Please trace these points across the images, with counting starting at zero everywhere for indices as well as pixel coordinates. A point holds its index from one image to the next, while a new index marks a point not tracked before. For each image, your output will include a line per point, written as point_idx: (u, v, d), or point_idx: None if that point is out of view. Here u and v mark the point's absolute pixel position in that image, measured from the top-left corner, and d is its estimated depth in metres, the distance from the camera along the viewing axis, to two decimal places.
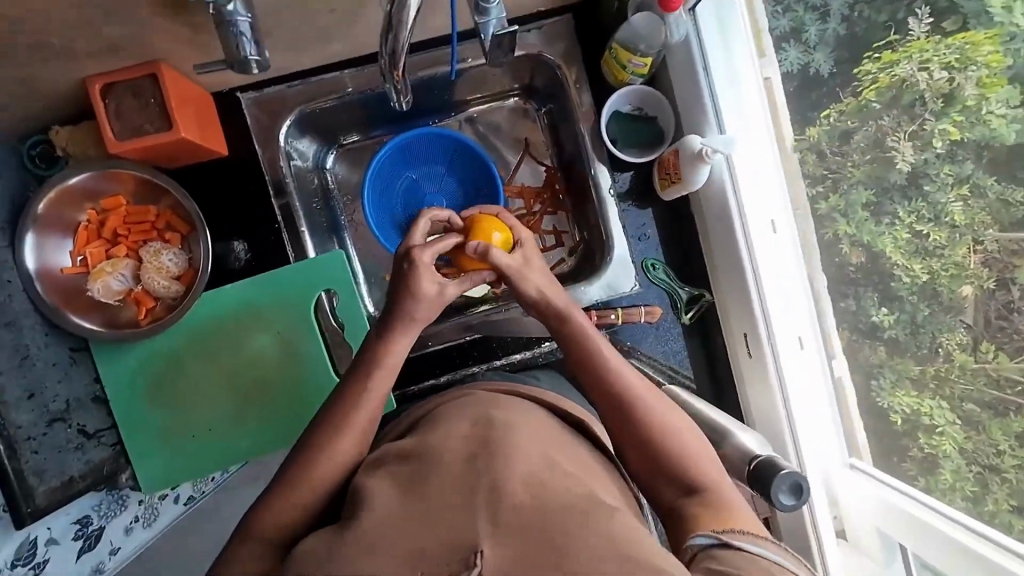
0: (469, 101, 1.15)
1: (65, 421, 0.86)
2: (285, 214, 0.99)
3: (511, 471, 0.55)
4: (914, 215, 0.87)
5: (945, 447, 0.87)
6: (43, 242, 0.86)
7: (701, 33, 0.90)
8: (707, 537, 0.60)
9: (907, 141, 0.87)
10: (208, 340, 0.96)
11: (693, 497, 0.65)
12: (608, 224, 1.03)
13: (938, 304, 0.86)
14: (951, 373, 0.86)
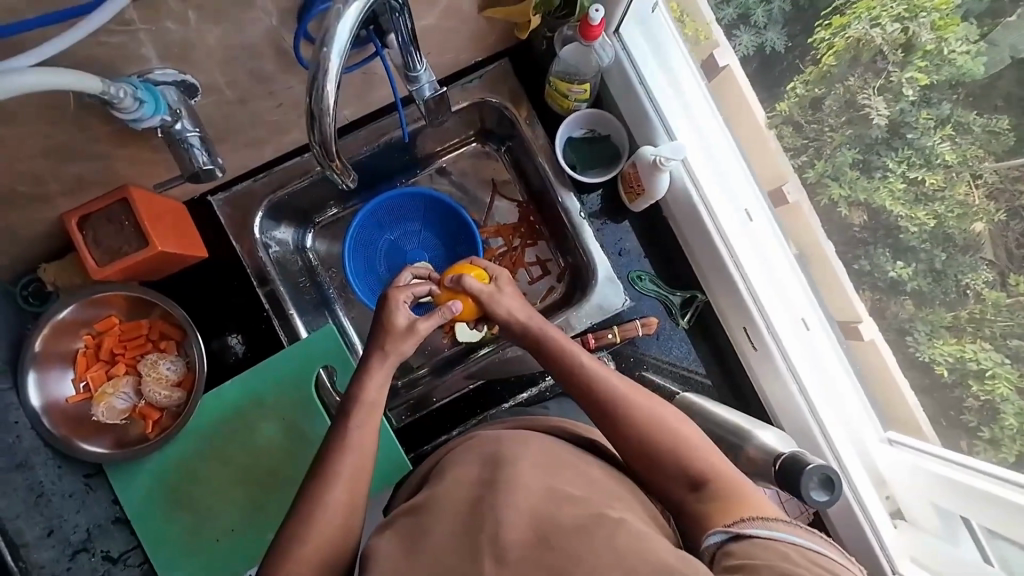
0: (439, 152, 1.18)
1: (88, 550, 0.87)
2: (272, 302, 1.01)
3: (508, 507, 0.53)
4: (906, 163, 0.79)
5: (1001, 390, 0.77)
6: (45, 377, 0.89)
7: (632, 53, 0.95)
8: (720, 534, 0.57)
9: (878, 96, 0.79)
10: (217, 442, 0.96)
11: (701, 491, 0.63)
12: (585, 245, 1.04)
13: (953, 246, 0.77)
14: (986, 313, 0.76)
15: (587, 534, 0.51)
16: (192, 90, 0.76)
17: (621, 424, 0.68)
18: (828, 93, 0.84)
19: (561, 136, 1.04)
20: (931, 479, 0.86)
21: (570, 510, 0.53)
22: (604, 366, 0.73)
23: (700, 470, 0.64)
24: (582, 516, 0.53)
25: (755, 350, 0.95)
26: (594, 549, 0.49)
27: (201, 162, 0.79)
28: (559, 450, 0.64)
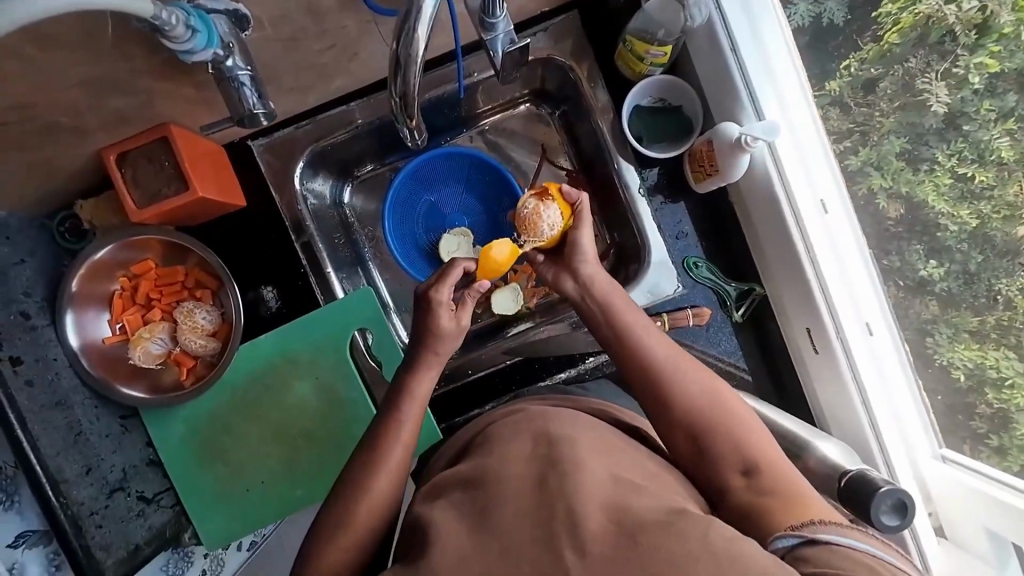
0: (480, 114, 1.10)
1: (125, 490, 0.87)
2: (309, 257, 0.97)
3: (584, 494, 0.48)
4: (955, 157, 0.79)
5: (1018, 400, 0.78)
6: (82, 317, 0.87)
7: (725, 11, 0.82)
8: (790, 537, 0.51)
9: (940, 81, 0.78)
10: (250, 394, 0.96)
11: (751, 477, 0.59)
12: (641, 224, 0.97)
13: (992, 249, 0.78)
14: (1015, 321, 0.78)
15: (674, 530, 0.45)
16: (243, 22, 0.73)
17: (667, 396, 0.65)
18: (883, 75, 0.82)
19: (627, 104, 0.95)
20: (968, 497, 0.83)
21: (646, 501, 0.49)
22: (654, 335, 0.71)
23: (751, 456, 0.61)
24: (665, 513, 0.47)
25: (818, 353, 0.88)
26: (686, 544, 0.43)
27: (251, 103, 0.73)
28: (607, 433, 0.61)
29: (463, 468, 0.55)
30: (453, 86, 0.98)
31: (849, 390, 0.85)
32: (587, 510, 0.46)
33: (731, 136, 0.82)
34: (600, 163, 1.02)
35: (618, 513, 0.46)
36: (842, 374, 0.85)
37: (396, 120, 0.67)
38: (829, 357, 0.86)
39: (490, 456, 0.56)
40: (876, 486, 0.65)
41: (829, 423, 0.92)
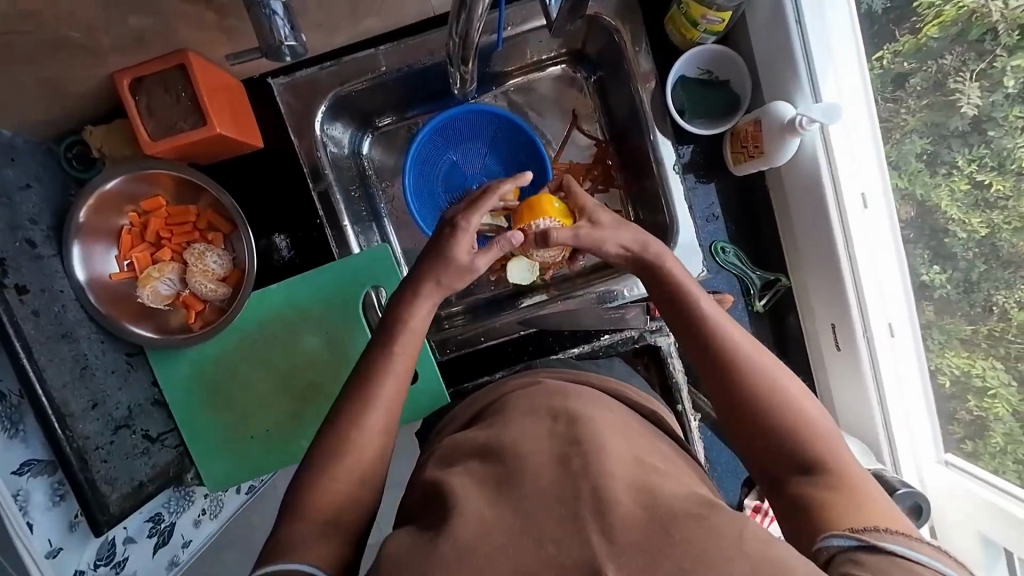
0: (510, 73, 1.04)
1: (130, 427, 0.86)
2: (325, 206, 0.93)
3: (609, 471, 0.43)
4: (975, 163, 0.72)
5: (998, 409, 0.78)
6: (90, 251, 0.85)
7: None
8: (845, 537, 0.46)
9: (974, 82, 0.70)
10: (259, 343, 0.95)
11: (814, 478, 0.52)
12: (672, 203, 0.93)
13: (997, 260, 0.73)
14: (1008, 332, 0.74)
15: (705, 523, 0.39)
16: None
17: (729, 383, 0.58)
18: (914, 70, 0.75)
19: (672, 74, 0.92)
20: (971, 504, 0.82)
21: (672, 485, 0.44)
22: (721, 314, 0.62)
23: (819, 457, 0.53)
24: (696, 502, 0.41)
25: (840, 350, 0.87)
26: (720, 540, 0.37)
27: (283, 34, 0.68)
28: (630, 424, 0.59)
29: (479, 437, 0.53)
30: (494, 38, 0.92)
31: (867, 386, 0.83)
32: (613, 490, 0.41)
33: (784, 117, 0.78)
34: (634, 135, 0.98)
35: (647, 495, 0.41)
36: (863, 374, 0.83)
37: (450, 61, 0.72)
38: (852, 354, 0.84)
39: (510, 427, 0.55)
40: (895, 488, 0.69)
41: (838, 417, 0.92)
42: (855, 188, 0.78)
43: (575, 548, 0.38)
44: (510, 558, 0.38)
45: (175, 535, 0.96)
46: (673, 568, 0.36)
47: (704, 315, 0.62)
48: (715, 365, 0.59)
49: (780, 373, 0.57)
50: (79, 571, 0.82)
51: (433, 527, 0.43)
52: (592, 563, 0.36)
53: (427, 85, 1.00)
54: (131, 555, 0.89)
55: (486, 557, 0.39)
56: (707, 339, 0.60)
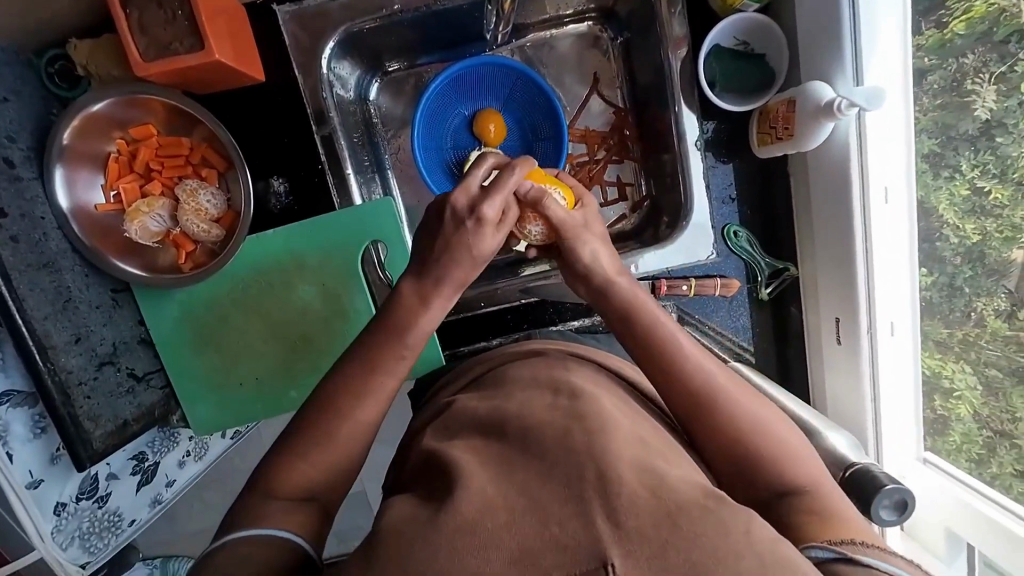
0: (532, 23, 0.98)
1: (115, 364, 0.84)
2: (328, 149, 0.88)
3: (615, 452, 0.42)
4: (978, 169, 0.73)
5: (960, 411, 0.81)
6: (74, 178, 0.80)
7: None
8: (824, 548, 0.44)
9: (992, 84, 0.71)
10: (251, 289, 0.92)
11: (789, 499, 0.50)
12: (690, 181, 0.90)
13: (982, 267, 0.76)
14: (980, 338, 0.78)
15: (713, 515, 0.38)
16: None
17: (701, 409, 0.55)
18: (934, 67, 0.75)
19: (706, 42, 0.86)
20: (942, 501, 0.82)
21: (677, 471, 0.44)
22: (685, 335, 0.60)
23: (791, 477, 0.51)
24: (703, 493, 0.41)
25: (841, 344, 0.86)
26: (728, 536, 0.37)
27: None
28: (629, 403, 0.58)
29: (481, 409, 0.54)
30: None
31: (863, 383, 0.84)
32: (619, 475, 0.40)
33: (822, 99, 0.75)
34: (657, 106, 0.93)
35: (653, 479, 0.41)
36: (861, 371, 0.84)
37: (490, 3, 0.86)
38: (852, 349, 0.84)
39: (513, 399, 0.53)
40: (882, 484, 0.70)
41: (827, 406, 0.93)
42: (881, 182, 0.76)
43: (580, 532, 0.37)
44: (513, 536, 0.38)
45: (158, 474, 0.96)
46: (681, 560, 0.35)
47: (668, 335, 0.59)
48: (682, 389, 0.56)
49: (744, 397, 0.56)
50: (61, 504, 0.81)
51: (438, 497, 0.42)
52: (598, 549, 0.36)
53: (443, 30, 0.93)
54: (114, 491, 0.88)
55: (489, 532, 0.38)
56: (672, 361, 0.57)
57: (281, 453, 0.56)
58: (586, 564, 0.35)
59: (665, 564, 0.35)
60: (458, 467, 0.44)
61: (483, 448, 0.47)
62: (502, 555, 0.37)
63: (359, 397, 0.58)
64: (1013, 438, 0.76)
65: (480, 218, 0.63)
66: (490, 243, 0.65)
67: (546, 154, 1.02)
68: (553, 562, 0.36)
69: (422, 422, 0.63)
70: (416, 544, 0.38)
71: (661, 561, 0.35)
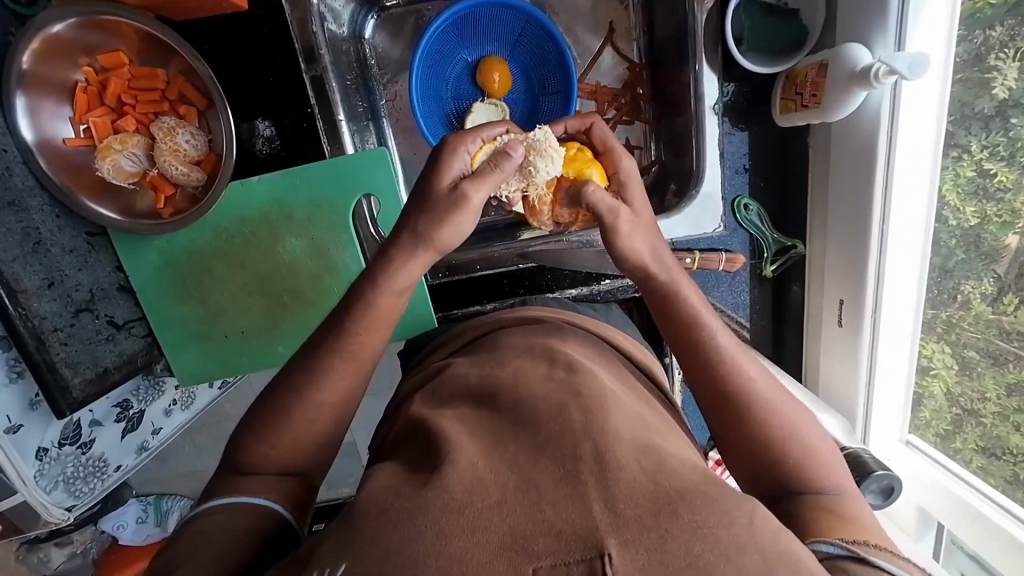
0: None
1: (92, 311, 0.80)
2: (316, 89, 0.81)
3: (613, 432, 0.41)
4: (987, 150, 0.69)
5: (933, 388, 0.81)
6: (38, 107, 0.73)
7: None
8: (834, 545, 0.44)
9: (1015, 60, 0.65)
10: (236, 239, 0.87)
11: (804, 499, 0.49)
12: (702, 147, 0.85)
13: (976, 251, 0.73)
14: (963, 320, 0.76)
15: (714, 504, 0.37)
16: None
17: (734, 403, 0.53)
18: (959, 38, 0.69)
19: None
20: (920, 481, 0.82)
21: (676, 453, 0.43)
22: (727, 332, 0.57)
23: (812, 479, 0.50)
24: (703, 480, 0.39)
25: (841, 326, 0.85)
26: (732, 527, 0.36)
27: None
28: (625, 377, 0.56)
29: (473, 377, 0.51)
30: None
31: (858, 366, 0.84)
32: (618, 459, 0.38)
33: (858, 64, 0.69)
34: (675, 63, 0.86)
35: (652, 464, 0.39)
36: (859, 353, 0.83)
37: None
38: (853, 332, 0.83)
39: (506, 369, 0.51)
40: (871, 470, 0.72)
41: (818, 387, 0.93)
42: (906, 160, 0.72)
43: (576, 517, 0.35)
44: (504, 517, 0.36)
45: (144, 422, 0.97)
46: (680, 550, 0.34)
47: (710, 327, 0.57)
48: (714, 381, 0.54)
49: (780, 398, 0.54)
50: (43, 448, 0.80)
51: (427, 474, 0.40)
52: (593, 537, 0.34)
53: None
54: (97, 438, 0.88)
55: (481, 513, 0.36)
56: (712, 351, 0.55)
57: (262, 414, 0.54)
58: (581, 551, 0.34)
59: (662, 555, 0.34)
60: (449, 441, 0.42)
61: (475, 419, 0.45)
62: (492, 537, 0.35)
63: (346, 361, 0.55)
64: (979, 416, 0.77)
65: (454, 144, 0.58)
66: (450, 176, 0.57)
67: (552, 111, 0.95)
68: (545, 548, 0.34)
69: (411, 385, 0.61)
70: (403, 523, 0.37)
71: (659, 553, 0.34)
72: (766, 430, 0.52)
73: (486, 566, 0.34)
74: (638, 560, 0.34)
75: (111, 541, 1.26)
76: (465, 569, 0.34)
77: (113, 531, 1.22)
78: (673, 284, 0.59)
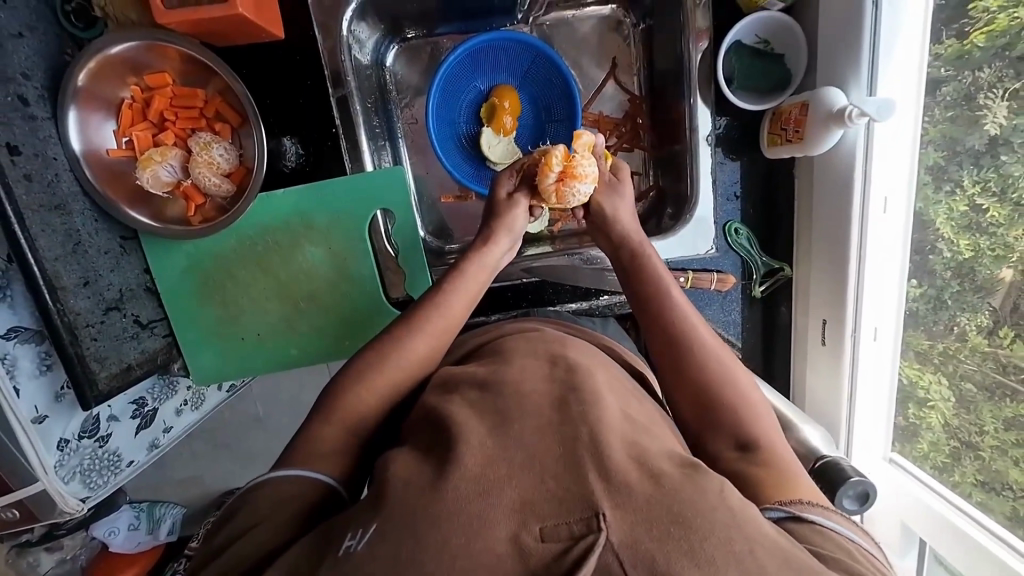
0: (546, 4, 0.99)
1: (121, 310, 0.86)
2: (342, 109, 0.88)
3: (607, 422, 0.46)
4: (980, 185, 0.74)
5: (931, 419, 0.85)
6: (87, 120, 0.79)
7: None
8: (777, 510, 0.49)
9: (1003, 100, 0.71)
10: (257, 247, 0.93)
11: (746, 453, 0.55)
12: (696, 175, 0.92)
13: (969, 283, 0.78)
14: (960, 352, 0.81)
15: (692, 479, 0.42)
16: None
17: (684, 356, 0.62)
18: (950, 78, 0.75)
19: (727, 37, 0.84)
20: (907, 501, 0.85)
21: (660, 446, 0.47)
22: (687, 302, 0.67)
23: (748, 431, 0.57)
24: (685, 465, 0.44)
25: (824, 344, 0.89)
26: (705, 495, 0.40)
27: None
28: (620, 380, 0.61)
29: (480, 372, 0.56)
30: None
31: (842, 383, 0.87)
32: (610, 440, 0.43)
33: (834, 105, 0.73)
34: (673, 97, 0.94)
35: (641, 449, 0.44)
36: (842, 371, 0.87)
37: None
38: (835, 351, 0.87)
39: (510, 367, 0.56)
40: (848, 477, 0.76)
41: (805, 404, 0.97)
42: (880, 192, 0.78)
43: (576, 486, 0.40)
44: (513, 486, 0.41)
45: (157, 421, 1.01)
46: (665, 512, 0.39)
47: (668, 294, 0.68)
48: (669, 337, 0.64)
49: (726, 359, 0.62)
50: (64, 440, 0.84)
51: (441, 453, 0.45)
52: (589, 500, 0.39)
53: (463, 2, 0.94)
54: (114, 432, 0.92)
55: (493, 481, 0.41)
56: (667, 312, 0.66)
57: None
58: (579, 512, 0.39)
59: (649, 514, 0.39)
60: (461, 424, 0.47)
61: (480, 406, 0.50)
62: (503, 503, 0.40)
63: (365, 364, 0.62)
64: (978, 450, 0.80)
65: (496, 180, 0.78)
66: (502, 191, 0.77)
67: (559, 136, 1.03)
68: (549, 511, 0.39)
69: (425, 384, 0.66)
70: (425, 495, 0.42)
71: (646, 513, 0.39)
72: (710, 383, 0.60)
73: (496, 528, 0.39)
74: (628, 518, 0.38)
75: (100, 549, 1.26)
76: (476, 530, 0.39)
77: (105, 536, 1.22)
78: (641, 248, 0.74)
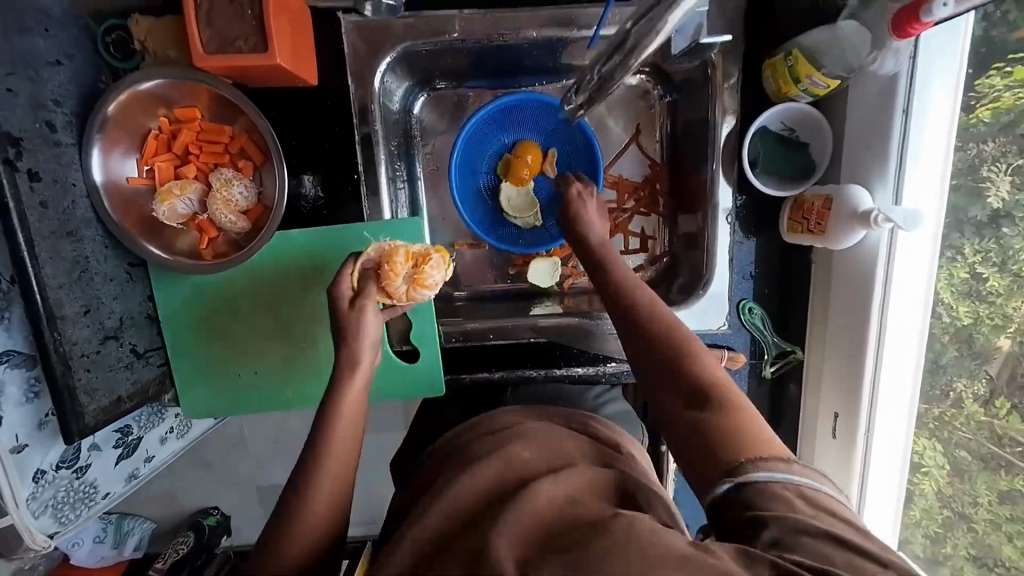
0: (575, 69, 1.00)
1: (118, 339, 0.84)
2: (366, 157, 0.88)
3: None
4: (980, 254, 0.75)
5: (924, 485, 0.84)
6: (110, 149, 0.79)
7: (920, 65, 0.69)
8: (728, 483, 0.52)
9: (1006, 175, 0.72)
10: (266, 286, 0.91)
11: (702, 406, 0.57)
12: (714, 252, 0.91)
13: (968, 349, 0.78)
14: (955, 419, 0.80)
15: None
16: None
17: (639, 327, 0.65)
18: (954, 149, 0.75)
19: (754, 121, 0.84)
20: None
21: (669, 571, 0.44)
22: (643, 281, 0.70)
23: (703, 377, 0.59)
24: None
25: (834, 438, 0.86)
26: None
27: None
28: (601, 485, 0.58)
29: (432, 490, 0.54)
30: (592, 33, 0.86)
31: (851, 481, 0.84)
32: None
33: (859, 206, 0.73)
34: (696, 170, 0.94)
35: None
36: (852, 466, 0.84)
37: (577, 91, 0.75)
38: (846, 447, 0.84)
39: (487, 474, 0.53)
40: None
41: None
42: (899, 295, 0.76)
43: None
44: None
45: (139, 450, 0.98)
46: None
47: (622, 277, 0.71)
48: (623, 314, 0.67)
49: (678, 325, 0.64)
50: (41, 471, 0.80)
51: None
52: None
53: (495, 62, 0.95)
54: (93, 463, 0.89)
55: None
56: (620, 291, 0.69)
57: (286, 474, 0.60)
58: None
59: None
60: None
61: None
62: None
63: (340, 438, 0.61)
64: (970, 522, 0.80)
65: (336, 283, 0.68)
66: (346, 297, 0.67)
67: None
68: None
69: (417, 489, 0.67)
70: None
71: None
72: (663, 348, 0.62)
73: None
74: None
75: (61, 560, 1.20)
76: None
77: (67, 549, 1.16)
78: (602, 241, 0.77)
